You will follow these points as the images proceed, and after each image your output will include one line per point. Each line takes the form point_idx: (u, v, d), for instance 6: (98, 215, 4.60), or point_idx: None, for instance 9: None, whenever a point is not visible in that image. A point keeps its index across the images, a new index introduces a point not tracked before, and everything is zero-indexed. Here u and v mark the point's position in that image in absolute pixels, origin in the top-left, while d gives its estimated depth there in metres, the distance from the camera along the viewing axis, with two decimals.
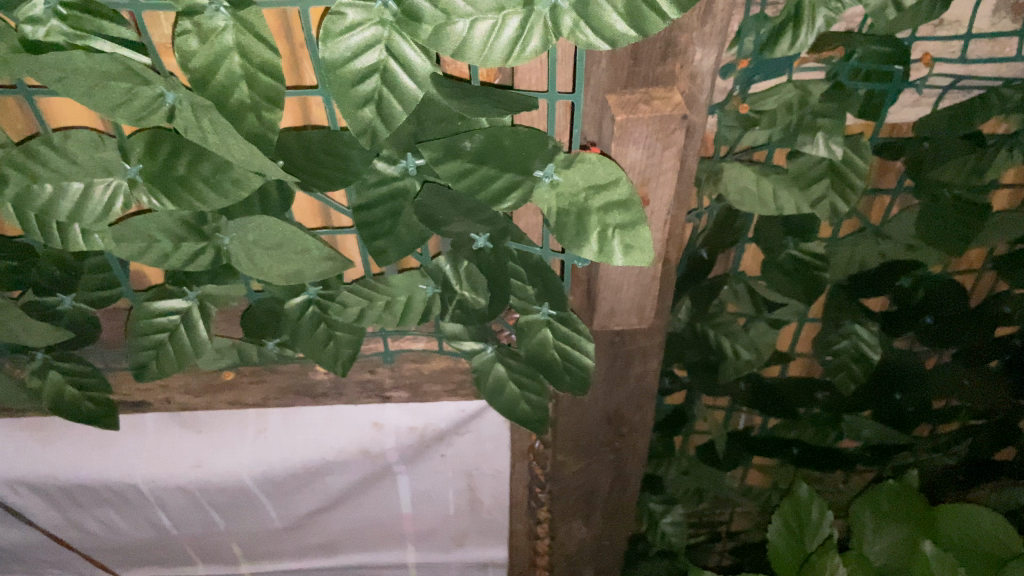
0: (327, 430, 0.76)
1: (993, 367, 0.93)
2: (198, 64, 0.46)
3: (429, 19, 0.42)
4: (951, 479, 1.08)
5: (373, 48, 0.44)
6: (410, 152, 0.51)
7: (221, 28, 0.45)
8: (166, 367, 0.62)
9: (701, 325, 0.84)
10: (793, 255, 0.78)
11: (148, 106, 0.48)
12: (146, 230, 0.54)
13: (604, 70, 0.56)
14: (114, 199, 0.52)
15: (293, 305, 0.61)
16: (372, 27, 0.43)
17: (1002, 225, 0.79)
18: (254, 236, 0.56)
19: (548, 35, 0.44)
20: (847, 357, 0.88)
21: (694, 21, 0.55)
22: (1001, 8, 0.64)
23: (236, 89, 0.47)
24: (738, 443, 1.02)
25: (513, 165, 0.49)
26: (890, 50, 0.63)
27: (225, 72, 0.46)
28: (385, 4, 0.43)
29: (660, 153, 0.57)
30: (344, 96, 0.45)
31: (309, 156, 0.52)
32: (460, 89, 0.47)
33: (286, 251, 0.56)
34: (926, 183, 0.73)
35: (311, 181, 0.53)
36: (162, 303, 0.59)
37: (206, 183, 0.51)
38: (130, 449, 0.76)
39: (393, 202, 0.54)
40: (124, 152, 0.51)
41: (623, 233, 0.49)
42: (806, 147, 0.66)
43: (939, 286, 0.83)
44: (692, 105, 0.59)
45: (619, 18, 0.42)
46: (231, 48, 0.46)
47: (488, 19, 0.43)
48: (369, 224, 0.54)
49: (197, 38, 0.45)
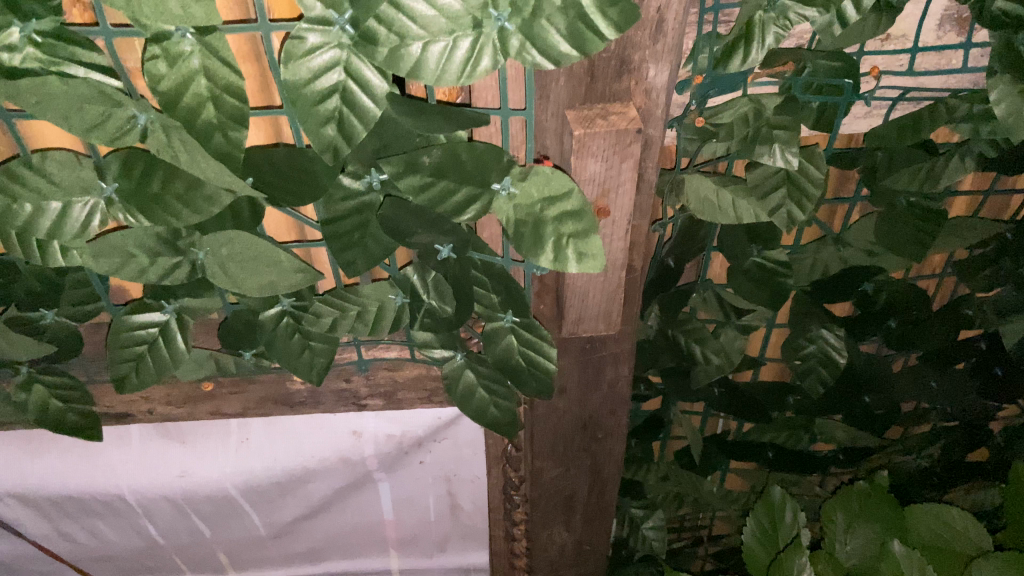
0: (308, 438, 0.78)
1: (960, 370, 0.96)
2: (166, 87, 0.48)
3: (385, 42, 0.45)
4: (926, 481, 1.10)
5: (333, 69, 0.47)
6: (374, 167, 0.54)
7: (188, 53, 0.47)
8: (146, 378, 0.64)
9: (672, 331, 0.86)
10: (757, 262, 0.80)
11: (121, 128, 0.50)
12: (123, 246, 0.56)
13: (563, 87, 0.59)
14: (91, 218, 0.55)
15: (269, 316, 0.64)
16: (332, 49, 0.46)
17: (959, 232, 0.81)
18: (227, 250, 0.58)
19: (497, 54, 0.47)
20: (815, 361, 0.90)
21: (646, 40, 0.57)
22: (946, 22, 0.66)
23: (203, 110, 0.49)
24: (715, 447, 1.05)
25: (472, 178, 0.52)
26: (839, 64, 0.66)
27: (192, 94, 0.49)
28: (343, 28, 0.46)
29: (618, 166, 0.60)
30: (309, 114, 0.48)
31: (276, 173, 0.55)
32: (415, 107, 0.50)
33: (259, 264, 0.58)
34: (881, 191, 0.76)
35: (281, 197, 0.56)
36: (141, 316, 0.62)
37: (180, 200, 0.54)
38: (117, 460, 0.78)
39: (360, 215, 0.56)
40: (100, 172, 0.53)
41: (576, 241, 0.52)
42: (764, 157, 0.68)
43: (902, 292, 0.85)
44: (648, 119, 0.62)
45: (563, 39, 0.46)
46: (197, 71, 0.48)
47: (441, 41, 0.46)
48: (336, 237, 0.56)
49: (165, 62, 0.47)
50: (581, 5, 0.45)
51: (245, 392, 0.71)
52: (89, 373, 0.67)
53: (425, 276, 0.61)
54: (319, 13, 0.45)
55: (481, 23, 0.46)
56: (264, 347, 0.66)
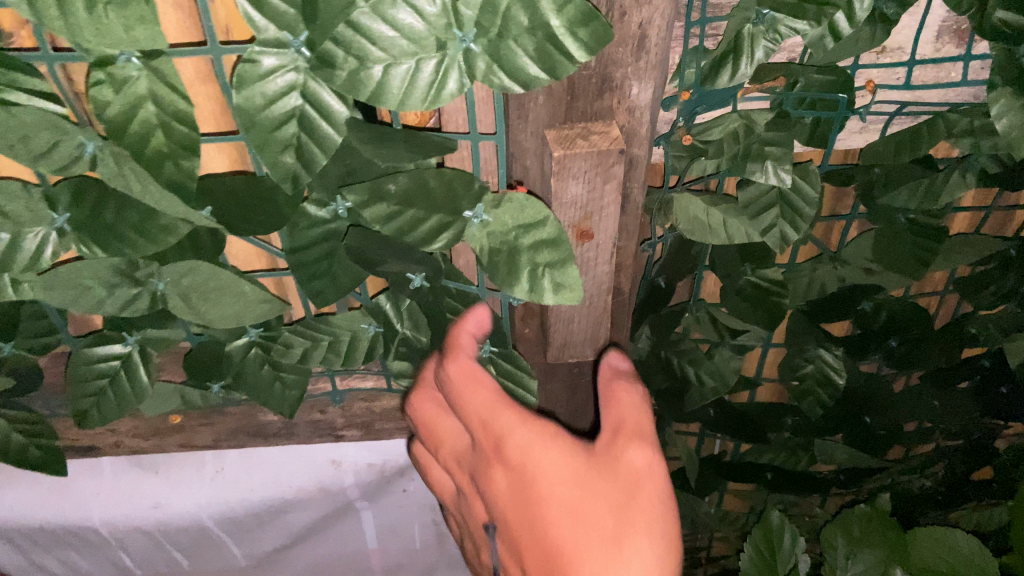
0: (285, 468, 0.77)
1: (964, 388, 0.93)
2: (114, 113, 0.45)
3: (344, 66, 0.43)
4: (929, 499, 1.07)
5: (290, 94, 0.44)
6: (339, 196, 0.52)
7: (135, 77, 0.44)
8: (107, 413, 0.63)
9: (665, 352, 0.84)
10: (752, 281, 0.77)
11: (70, 156, 0.48)
12: (78, 278, 0.54)
13: (542, 106, 0.55)
14: (44, 249, 0.52)
15: (236, 346, 0.63)
16: (288, 73, 0.43)
17: (961, 251, 0.78)
18: (190, 281, 0.56)
19: (464, 76, 0.45)
20: (813, 381, 0.87)
21: (627, 57, 0.54)
22: (944, 33, 0.63)
23: (153, 138, 0.46)
24: (711, 469, 1.01)
25: (442, 207, 0.50)
26: (832, 79, 0.63)
27: (141, 121, 0.45)
28: (297, 51, 0.43)
29: (601, 187, 0.58)
30: (266, 143, 0.45)
31: (235, 202, 0.53)
32: (378, 134, 0.48)
33: (223, 297, 0.57)
34: (878, 209, 0.73)
35: (241, 225, 0.54)
36: (101, 349, 0.60)
37: (136, 230, 0.51)
38: (89, 491, 0.76)
39: (327, 242, 0.55)
40: (51, 202, 0.51)
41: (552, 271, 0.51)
42: (756, 174, 0.65)
43: (903, 311, 0.82)
44: (632, 138, 0.59)
45: (531, 61, 0.44)
46: (145, 96, 0.45)
47: (405, 62, 0.44)
48: (304, 266, 0.55)
49: (111, 88, 0.44)
50: (548, 25, 0.43)
51: (214, 423, 0.71)
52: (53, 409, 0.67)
53: (399, 305, 0.60)
54: (273, 35, 0.42)
55: (445, 44, 0.44)
56: (233, 379, 0.65)
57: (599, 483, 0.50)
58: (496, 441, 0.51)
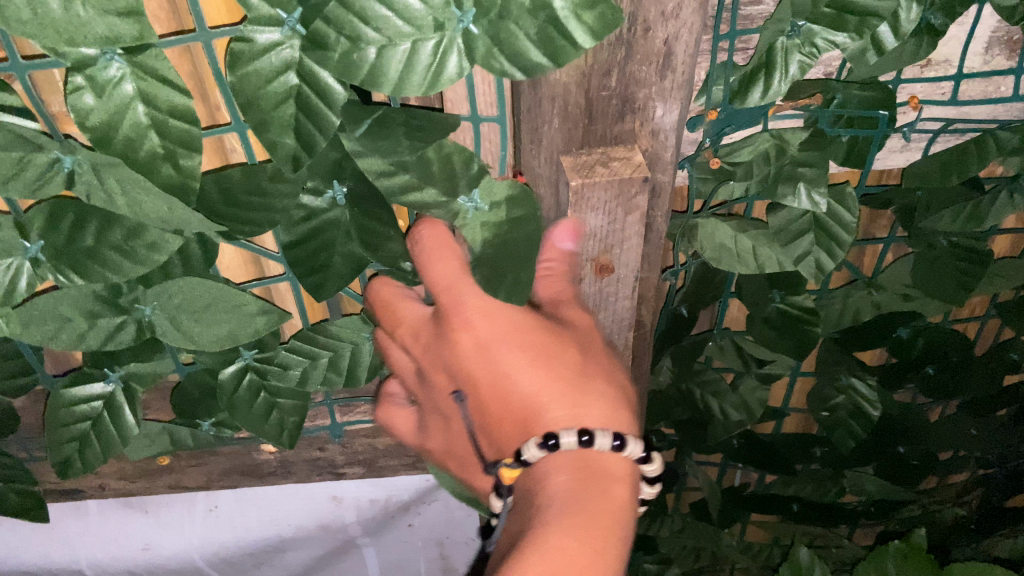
0: (283, 505, 0.75)
1: (1002, 417, 0.87)
2: (96, 121, 0.40)
3: (337, 47, 0.38)
4: (963, 530, 1.00)
5: (286, 74, 0.40)
6: (336, 180, 0.48)
7: (117, 78, 0.40)
8: (91, 458, 0.60)
9: (686, 384, 0.79)
10: (780, 309, 0.72)
11: (42, 175, 0.44)
12: (54, 309, 0.50)
13: (557, 130, 0.51)
14: (16, 282, 0.48)
15: (227, 376, 0.59)
16: (287, 48, 0.40)
17: (1005, 276, 0.72)
18: (178, 300, 0.53)
19: (466, 56, 0.41)
20: (845, 412, 0.81)
21: (651, 76, 0.49)
22: (994, 45, 0.58)
23: (145, 141, 0.41)
24: (733, 501, 0.96)
25: (441, 182, 0.47)
26: (873, 95, 0.58)
27: (130, 124, 0.41)
28: (293, 28, 0.39)
29: (621, 219, 0.53)
30: (259, 129, 0.41)
31: (231, 201, 0.48)
32: (372, 117, 0.45)
33: (214, 310, 0.53)
34: (919, 232, 0.68)
35: (235, 223, 0.49)
36: (78, 388, 0.57)
37: (119, 251, 0.47)
38: (74, 531, 0.73)
39: (321, 235, 0.51)
40: (21, 229, 0.47)
41: (540, 270, 0.49)
42: (788, 198, 0.60)
43: (940, 338, 0.77)
44: (656, 163, 0.54)
45: (535, 45, 0.40)
46: (132, 97, 0.40)
47: (406, 41, 0.39)
48: (301, 261, 0.51)
49: (91, 93, 0.40)
50: (553, 6, 0.38)
51: (204, 464, 0.69)
52: (30, 452, 0.65)
53: None
54: (267, 12, 0.39)
55: (444, 23, 0.39)
56: (223, 415, 0.63)
57: (565, 337, 0.52)
58: (461, 300, 0.51)
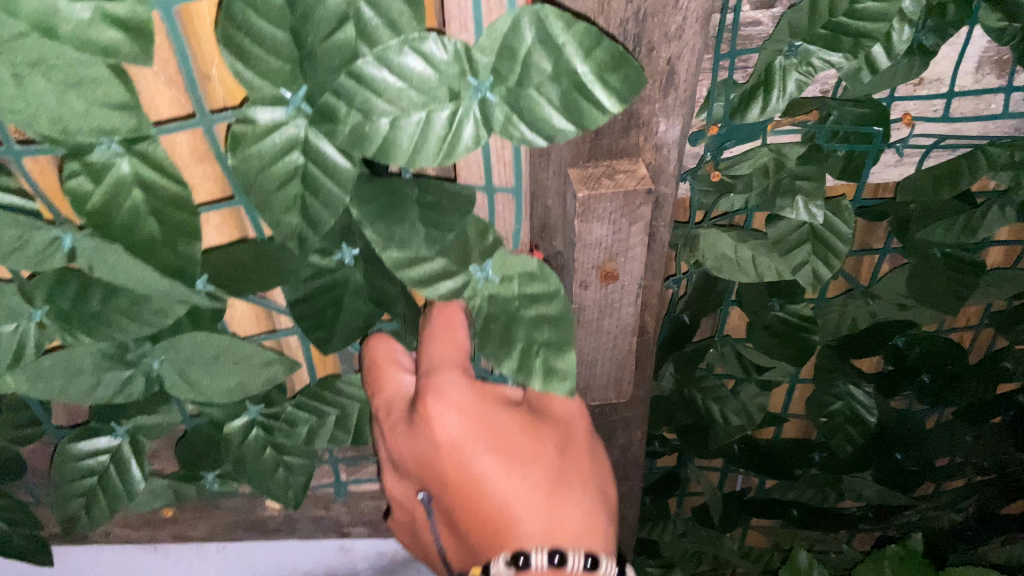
0: (291, 550, 0.84)
1: (997, 424, 0.89)
2: (96, 204, 0.42)
3: (346, 120, 0.40)
4: (959, 534, 1.03)
5: (293, 151, 0.42)
6: (344, 243, 0.50)
7: (115, 163, 0.41)
8: (97, 513, 0.64)
9: (689, 390, 0.81)
10: (780, 317, 0.74)
11: (43, 252, 0.46)
12: (62, 368, 0.53)
13: (565, 144, 0.53)
14: (24, 343, 0.52)
15: (232, 429, 0.63)
16: (292, 128, 0.41)
17: (998, 285, 0.75)
18: (187, 353, 0.55)
19: (482, 124, 0.42)
20: (842, 418, 0.84)
21: (655, 93, 0.52)
22: (984, 64, 0.60)
23: (144, 225, 0.43)
24: (734, 505, 0.98)
25: (452, 249, 0.47)
26: (868, 111, 0.61)
27: (130, 209, 0.42)
28: (298, 107, 0.41)
29: (626, 228, 0.55)
30: (268, 203, 0.42)
31: (237, 271, 0.52)
32: (379, 187, 0.46)
33: (222, 363, 0.55)
34: (914, 243, 0.70)
35: (245, 286, 0.53)
36: (82, 444, 0.61)
37: (125, 315, 0.50)
38: (89, 562, 0.80)
39: (331, 292, 0.52)
40: (28, 297, 0.50)
41: (549, 351, 0.50)
42: (786, 210, 0.63)
43: (936, 346, 0.79)
44: (660, 176, 0.57)
45: (554, 110, 0.41)
46: (130, 181, 0.42)
47: (425, 109, 0.40)
48: (308, 316, 0.53)
49: (89, 178, 0.41)
50: (575, 71, 0.39)
51: (208, 517, 0.79)
52: (35, 496, 0.72)
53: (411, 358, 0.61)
54: (270, 92, 0.40)
55: (458, 93, 0.41)
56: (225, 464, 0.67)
57: (543, 432, 0.55)
58: (442, 389, 0.53)
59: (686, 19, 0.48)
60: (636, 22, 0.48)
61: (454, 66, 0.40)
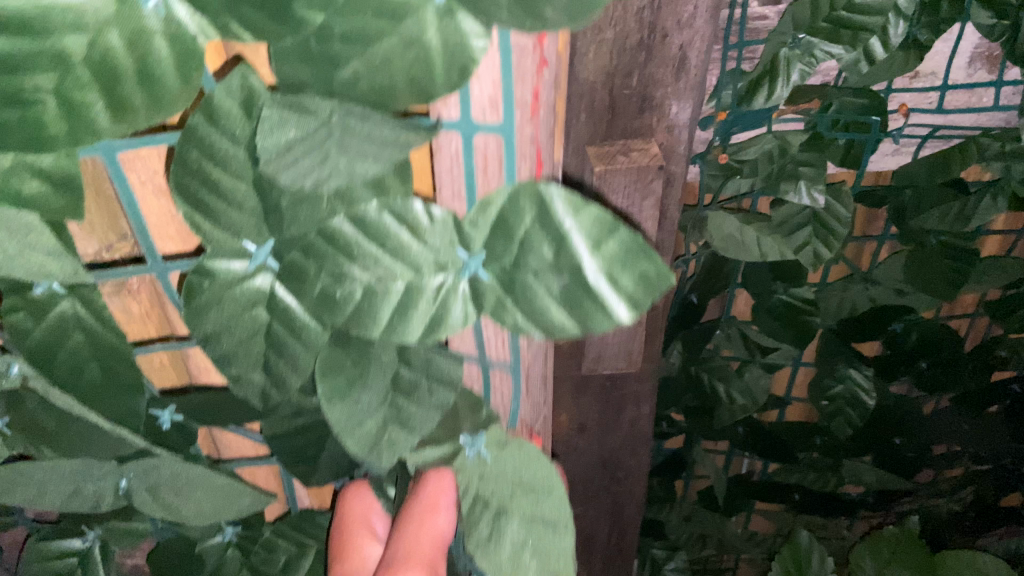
0: None
1: (992, 412, 0.93)
2: (39, 337, 0.37)
3: (312, 280, 0.31)
4: (958, 524, 1.06)
5: (258, 303, 0.34)
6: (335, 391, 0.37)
7: (58, 299, 0.36)
8: None
9: (695, 368, 0.85)
10: (783, 300, 0.79)
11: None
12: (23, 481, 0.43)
13: (584, 123, 0.59)
14: None
15: (212, 545, 0.52)
16: (258, 277, 0.33)
17: (992, 275, 0.78)
18: (162, 479, 0.44)
19: (472, 301, 0.32)
20: (843, 402, 0.88)
21: (668, 77, 0.57)
22: (976, 60, 0.65)
23: (89, 367, 0.38)
24: (739, 489, 1.02)
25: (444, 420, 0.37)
26: (867, 102, 0.65)
27: (72, 352, 0.38)
28: (263, 261, 0.33)
29: (639, 203, 0.59)
30: (234, 357, 0.35)
31: (208, 413, 0.46)
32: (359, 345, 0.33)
33: (197, 487, 0.45)
34: (910, 230, 0.75)
35: (220, 419, 0.46)
36: (59, 542, 0.51)
37: (84, 436, 0.41)
38: None
39: (307, 433, 0.43)
40: None
41: (520, 515, 0.37)
42: (789, 194, 0.68)
43: (932, 332, 0.83)
44: (670, 155, 0.61)
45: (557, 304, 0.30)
46: (71, 323, 0.37)
47: (400, 281, 0.31)
48: (285, 451, 0.44)
49: (29, 316, 0.36)
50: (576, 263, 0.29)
51: None
52: None
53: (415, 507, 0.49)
54: (231, 243, 0.33)
55: (445, 263, 0.31)
56: None
57: None
58: None
59: (697, 9, 0.53)
60: (652, 9, 0.53)
61: (445, 233, 0.31)
